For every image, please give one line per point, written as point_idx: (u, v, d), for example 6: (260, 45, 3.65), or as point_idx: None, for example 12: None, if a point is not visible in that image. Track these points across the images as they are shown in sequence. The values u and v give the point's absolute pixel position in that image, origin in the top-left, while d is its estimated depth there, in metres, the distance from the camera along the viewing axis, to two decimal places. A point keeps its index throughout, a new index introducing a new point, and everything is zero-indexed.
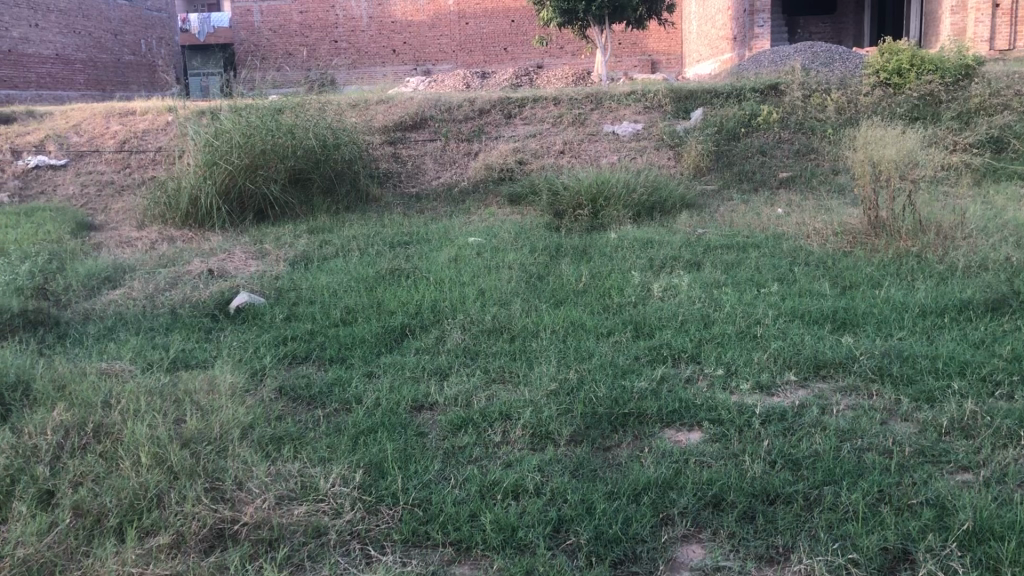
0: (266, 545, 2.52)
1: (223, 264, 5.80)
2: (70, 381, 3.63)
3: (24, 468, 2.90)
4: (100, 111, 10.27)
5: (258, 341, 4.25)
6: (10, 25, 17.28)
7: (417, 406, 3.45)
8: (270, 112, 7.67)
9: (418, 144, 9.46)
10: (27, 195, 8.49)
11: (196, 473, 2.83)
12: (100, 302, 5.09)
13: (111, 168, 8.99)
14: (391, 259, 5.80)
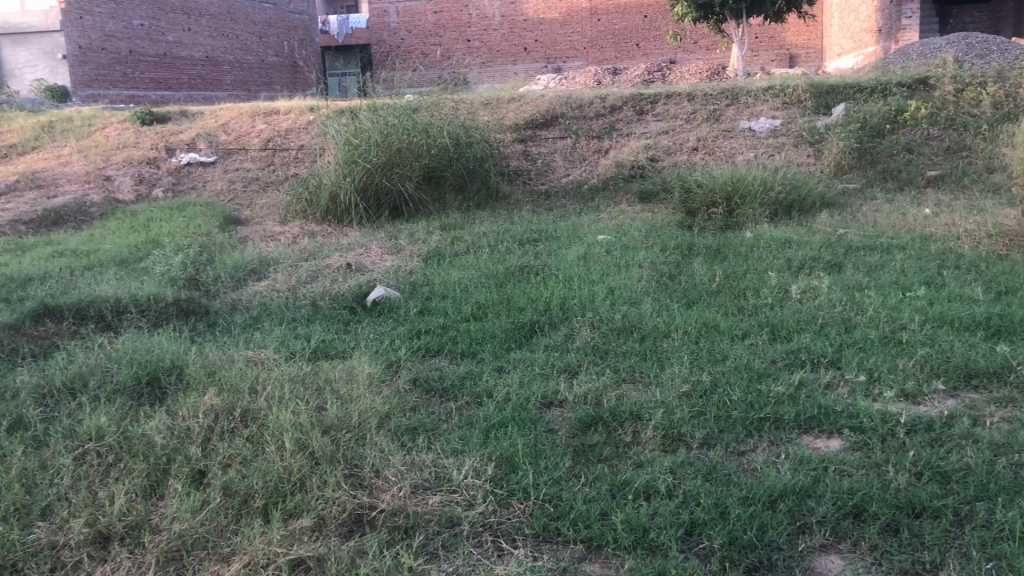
0: (402, 532, 2.60)
1: (360, 258, 5.99)
2: (220, 367, 3.84)
3: (179, 448, 3.10)
4: (246, 111, 10.78)
5: (393, 334, 4.37)
6: (166, 29, 18.33)
7: (547, 402, 3.47)
8: (406, 112, 7.86)
9: (549, 141, 9.52)
10: (180, 191, 9.01)
11: (336, 459, 2.94)
12: (246, 292, 5.35)
13: (256, 165, 9.43)
14: (521, 255, 5.85)
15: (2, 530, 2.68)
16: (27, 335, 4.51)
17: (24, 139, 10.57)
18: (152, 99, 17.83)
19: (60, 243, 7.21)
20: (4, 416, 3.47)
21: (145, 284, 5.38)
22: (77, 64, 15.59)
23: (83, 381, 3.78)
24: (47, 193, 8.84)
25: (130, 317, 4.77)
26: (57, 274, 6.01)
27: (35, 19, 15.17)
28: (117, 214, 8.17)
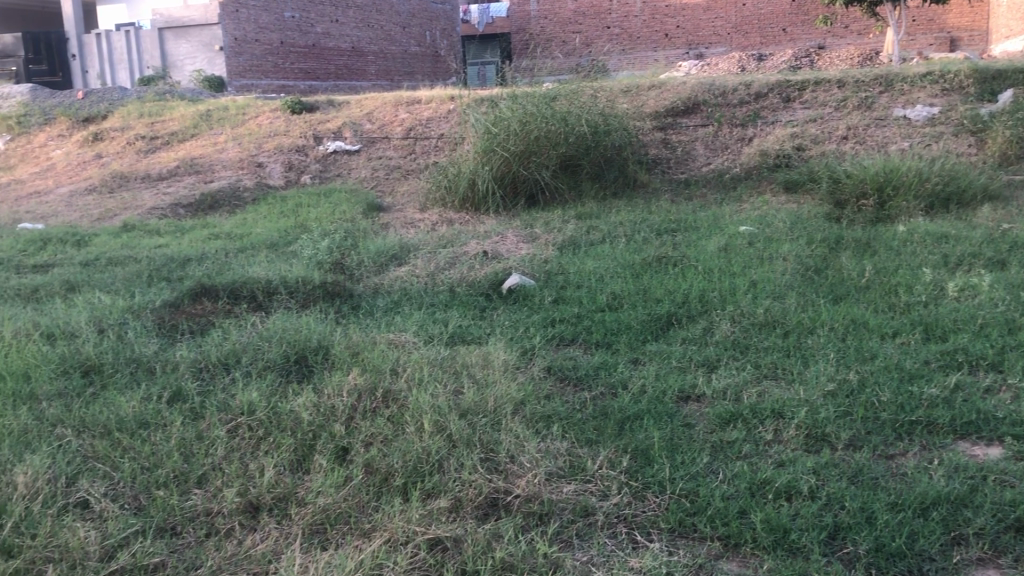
0: (536, 518, 2.63)
1: (496, 246, 6.07)
2: (363, 349, 3.97)
3: (324, 426, 3.23)
4: (389, 100, 11.05)
5: (528, 321, 4.40)
6: (315, 21, 19.00)
7: (683, 396, 3.42)
8: (546, 100, 7.87)
9: (690, 129, 9.35)
10: (326, 178, 9.37)
11: (472, 443, 3.00)
12: (388, 277, 5.51)
13: (398, 153, 9.68)
14: (659, 246, 5.78)
15: (163, 495, 2.87)
16: (186, 313, 4.80)
17: (184, 127, 11.20)
18: (301, 89, 18.57)
19: (216, 226, 7.62)
20: (165, 388, 3.70)
21: (293, 267, 5.62)
22: (233, 55, 16.40)
23: (236, 357, 3.99)
24: (205, 179, 9.35)
25: (280, 297, 5.00)
26: (213, 255, 6.36)
27: (197, 12, 16.09)
28: (267, 199, 8.57)
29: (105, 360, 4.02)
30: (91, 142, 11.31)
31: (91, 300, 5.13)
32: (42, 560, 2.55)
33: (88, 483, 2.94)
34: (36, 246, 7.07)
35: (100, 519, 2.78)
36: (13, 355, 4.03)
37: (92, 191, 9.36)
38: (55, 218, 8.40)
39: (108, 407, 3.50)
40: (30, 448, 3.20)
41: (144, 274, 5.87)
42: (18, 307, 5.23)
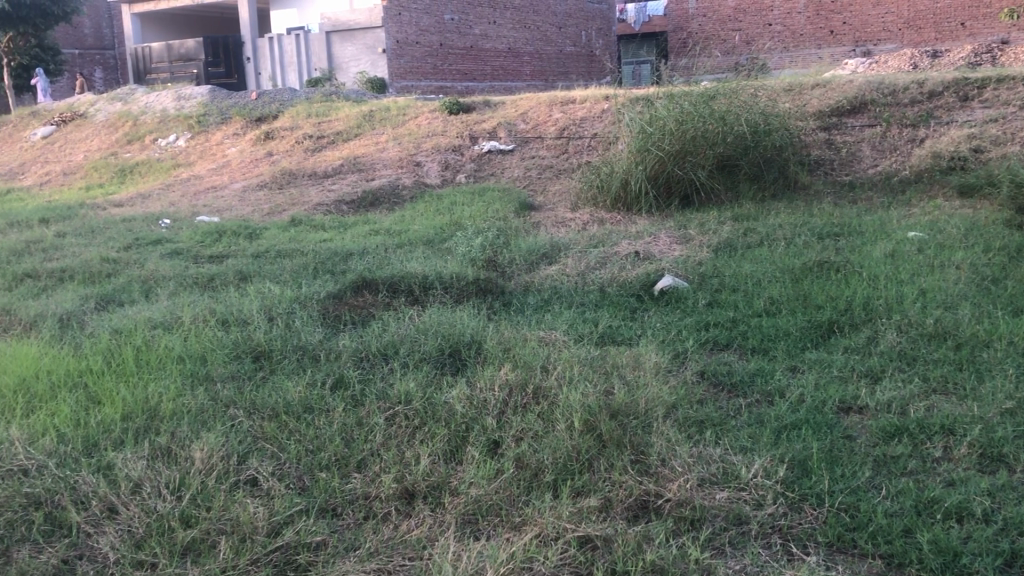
0: (688, 524, 2.60)
1: (648, 246, 6.02)
2: (515, 345, 4.03)
3: (477, 419, 3.30)
4: (544, 100, 11.14)
5: (680, 324, 4.34)
6: (473, 23, 19.37)
7: (844, 407, 3.29)
8: (704, 98, 7.71)
9: (855, 129, 8.97)
10: (481, 176, 9.57)
11: (623, 444, 3.00)
12: (539, 275, 5.56)
13: (551, 153, 9.76)
14: (820, 250, 5.57)
15: (325, 478, 3.03)
16: (349, 304, 5.02)
17: (348, 126, 11.69)
18: (459, 89, 19.01)
19: (375, 223, 7.92)
20: (328, 375, 3.89)
21: (449, 263, 5.77)
22: (394, 57, 16.97)
23: (394, 349, 4.14)
24: (367, 177, 9.73)
25: (435, 292, 5.14)
26: (373, 250, 6.60)
27: (362, 16, 16.75)
28: (424, 197, 8.83)
29: (274, 347, 4.26)
30: (263, 141, 11.97)
31: (262, 290, 5.43)
32: (216, 532, 2.74)
33: (257, 462, 3.13)
34: (213, 238, 7.56)
35: (267, 496, 2.95)
36: (192, 339, 4.33)
37: (263, 186, 9.91)
38: (230, 212, 8.94)
39: (275, 391, 3.71)
40: (206, 426, 3.43)
41: (309, 266, 6.17)
42: (197, 295, 5.61)
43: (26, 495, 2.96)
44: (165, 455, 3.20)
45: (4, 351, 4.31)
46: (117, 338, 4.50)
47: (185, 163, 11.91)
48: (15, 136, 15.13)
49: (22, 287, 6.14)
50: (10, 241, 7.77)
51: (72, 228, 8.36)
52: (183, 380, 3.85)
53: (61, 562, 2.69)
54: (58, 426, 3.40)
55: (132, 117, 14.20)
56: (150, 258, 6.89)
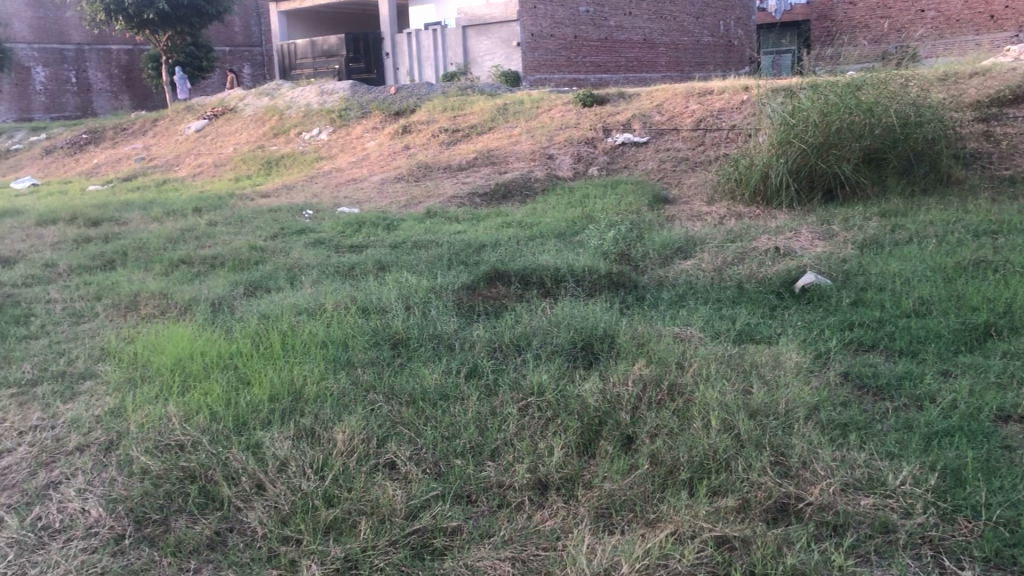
0: (830, 529, 2.55)
1: (788, 242, 5.84)
2: (650, 340, 3.99)
3: (610, 413, 3.30)
4: (680, 91, 10.97)
5: (823, 324, 4.20)
6: (609, 15, 19.29)
7: (1002, 416, 3.11)
8: (850, 88, 7.42)
9: (1017, 120, 8.42)
10: (614, 168, 9.51)
11: (762, 445, 2.94)
12: (674, 270, 5.48)
13: (687, 145, 9.60)
14: (976, 249, 5.27)
15: (460, 465, 3.09)
16: (483, 295, 5.10)
17: (483, 119, 11.84)
18: (593, 82, 18.95)
19: (508, 215, 7.99)
20: (463, 365, 3.96)
21: (582, 256, 5.76)
22: (529, 50, 17.06)
23: (527, 340, 4.17)
24: (500, 169, 9.83)
25: (568, 286, 5.15)
26: (505, 242, 6.67)
27: (498, 10, 16.98)
28: (557, 190, 8.86)
29: (411, 335, 4.37)
30: (400, 134, 12.26)
31: (399, 280, 5.57)
32: (356, 513, 2.85)
33: (395, 446, 3.22)
34: (353, 229, 7.81)
35: (405, 480, 3.05)
36: (334, 325, 4.49)
37: (400, 179, 10.15)
38: (369, 204, 9.22)
39: (412, 378, 3.81)
40: (347, 409, 3.55)
41: (444, 257, 6.29)
42: (338, 283, 5.82)
43: (182, 468, 3.14)
44: (309, 435, 3.34)
45: (163, 333, 4.59)
46: (265, 323, 4.72)
47: (327, 156, 12.37)
48: (171, 130, 16.05)
49: (178, 272, 6.52)
50: (168, 229, 8.26)
51: (223, 217, 8.80)
52: (325, 365, 4.01)
53: (214, 534, 2.86)
54: (211, 404, 3.59)
55: (278, 111, 14.84)
56: (294, 247, 7.20)
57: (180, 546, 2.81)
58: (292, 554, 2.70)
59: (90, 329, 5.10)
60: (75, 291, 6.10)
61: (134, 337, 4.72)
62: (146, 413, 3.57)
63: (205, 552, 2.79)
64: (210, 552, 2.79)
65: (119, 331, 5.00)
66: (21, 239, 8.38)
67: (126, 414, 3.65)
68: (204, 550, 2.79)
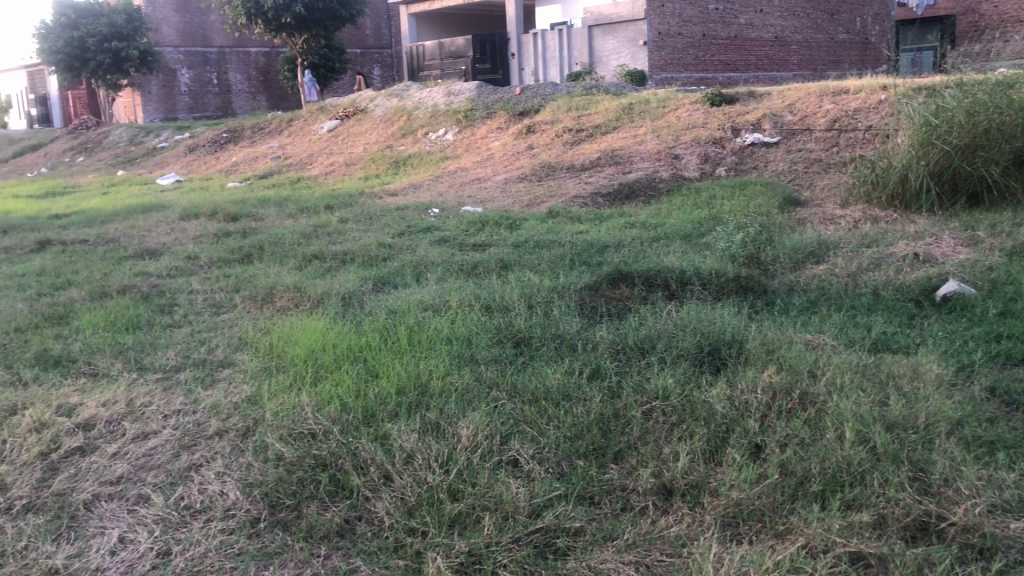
0: (976, 552, 2.48)
1: (929, 248, 5.58)
2: (780, 347, 3.89)
3: (738, 420, 3.25)
4: (814, 91, 10.62)
5: (966, 334, 3.99)
6: (738, 13, 18.89)
7: None
8: (1000, 86, 7.01)
9: None
10: (742, 169, 9.31)
11: (900, 459, 2.87)
12: (805, 274, 5.31)
13: (820, 146, 9.30)
14: None
15: (583, 465, 3.10)
16: (606, 296, 5.07)
17: (608, 119, 11.77)
18: (722, 81, 18.59)
19: (632, 216, 7.93)
20: (586, 365, 3.95)
21: (708, 259, 5.66)
22: (656, 49, 16.87)
23: (651, 343, 4.13)
24: (624, 169, 9.76)
25: (694, 288, 5.08)
26: (629, 243, 6.62)
27: (625, 10, 16.92)
28: (682, 190, 8.75)
29: (534, 334, 4.40)
30: (525, 134, 12.34)
31: (523, 279, 5.61)
32: (480, 508, 2.89)
33: (518, 444, 3.25)
34: (477, 228, 7.91)
35: (528, 478, 3.07)
36: (459, 322, 4.56)
37: (523, 178, 10.21)
38: (492, 203, 9.32)
39: (535, 377, 3.83)
40: (471, 406, 3.60)
41: (567, 257, 6.29)
42: (462, 281, 5.91)
43: (314, 456, 3.26)
44: (434, 429, 3.41)
45: (296, 325, 4.76)
46: (392, 318, 4.84)
47: (452, 156, 12.58)
48: (305, 130, 16.65)
49: (310, 267, 6.76)
50: (300, 225, 8.57)
51: (353, 215, 9.08)
52: (450, 360, 4.07)
53: (343, 521, 2.95)
54: (341, 395, 3.70)
55: (406, 111, 15.18)
56: (420, 244, 7.35)
57: (312, 531, 2.91)
58: (418, 546, 2.76)
59: (229, 319, 5.36)
60: (215, 283, 6.41)
61: (270, 328, 4.92)
62: (280, 403, 3.73)
63: (335, 538, 2.88)
64: (340, 539, 2.88)
65: (255, 322, 5.23)
66: (166, 232, 8.86)
67: (261, 402, 3.81)
68: (334, 536, 2.89)
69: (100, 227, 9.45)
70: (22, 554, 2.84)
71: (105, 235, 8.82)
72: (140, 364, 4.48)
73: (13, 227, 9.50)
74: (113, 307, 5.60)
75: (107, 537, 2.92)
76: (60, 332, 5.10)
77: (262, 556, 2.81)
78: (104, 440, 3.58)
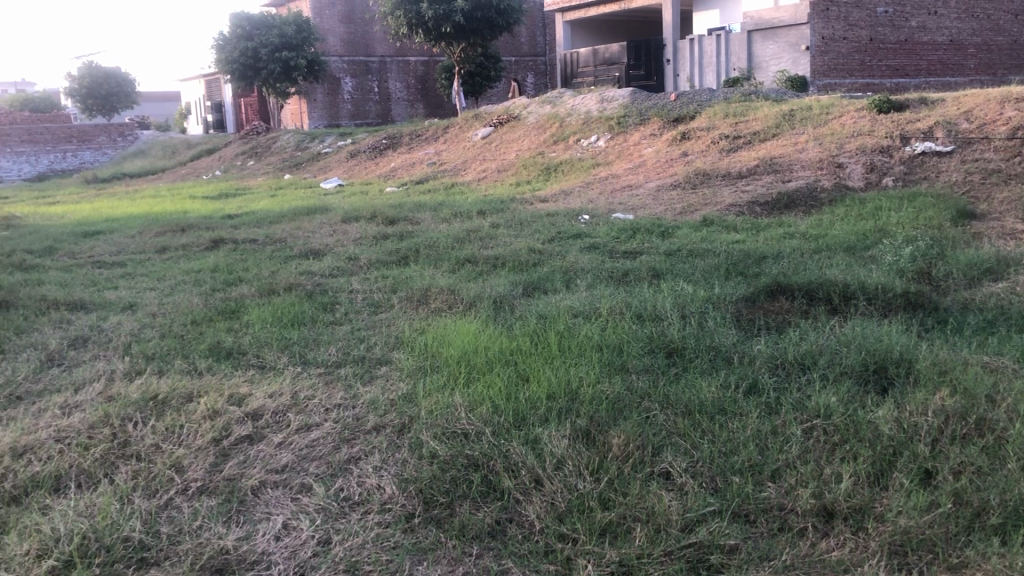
0: None
1: None
2: (953, 368, 3.69)
3: (907, 443, 3.11)
4: (994, 97, 9.96)
5: None
6: (910, 15, 17.91)
7: None
8: None
9: None
10: (911, 180, 8.86)
11: None
12: (981, 292, 5.00)
13: (999, 156, 8.71)
14: None
15: (739, 482, 3.01)
16: (763, 309, 4.93)
17: (767, 126, 11.45)
18: (888, 86, 17.86)
19: (791, 226, 7.67)
20: (742, 379, 3.85)
21: (873, 273, 5.41)
22: (819, 54, 16.28)
23: (812, 359, 3.98)
24: (783, 178, 9.47)
25: (858, 304, 4.87)
26: (788, 254, 6.41)
27: (786, 13, 16.41)
28: (845, 201, 8.39)
29: (687, 345, 4.32)
30: (679, 141, 12.17)
31: (676, 288, 5.53)
32: (631, 519, 2.87)
33: (671, 456, 3.21)
34: (628, 235, 7.87)
35: (681, 491, 3.02)
36: (610, 330, 4.55)
37: (677, 186, 10.07)
38: (644, 210, 9.24)
39: (689, 389, 3.76)
40: (622, 415, 3.58)
41: (721, 267, 6.16)
42: (613, 288, 5.88)
43: (467, 456, 3.32)
44: (585, 436, 3.41)
45: (450, 326, 4.88)
46: (542, 323, 4.88)
47: (604, 162, 12.55)
48: (460, 136, 17.05)
49: (463, 270, 6.91)
50: (455, 229, 8.78)
51: (505, 220, 9.20)
52: (600, 368, 4.06)
53: (494, 523, 2.98)
54: (493, 397, 3.77)
55: (559, 118, 15.27)
56: (571, 250, 7.38)
57: (464, 530, 2.96)
58: (567, 552, 2.76)
59: (386, 318, 5.55)
60: (374, 283, 6.66)
61: (425, 329, 5.06)
62: (435, 401, 3.82)
63: (486, 538, 2.92)
64: (491, 539, 2.92)
65: (411, 322, 5.39)
66: (328, 233, 9.27)
67: (416, 400, 3.92)
68: (484, 537, 2.93)
69: (269, 227, 10.00)
70: (197, 533, 3.00)
71: (273, 234, 9.32)
72: (304, 359, 4.70)
73: (191, 226, 10.18)
74: (279, 303, 5.90)
75: (272, 523, 3.06)
76: (232, 325, 5.42)
77: (417, 551, 2.88)
78: (271, 430, 3.78)
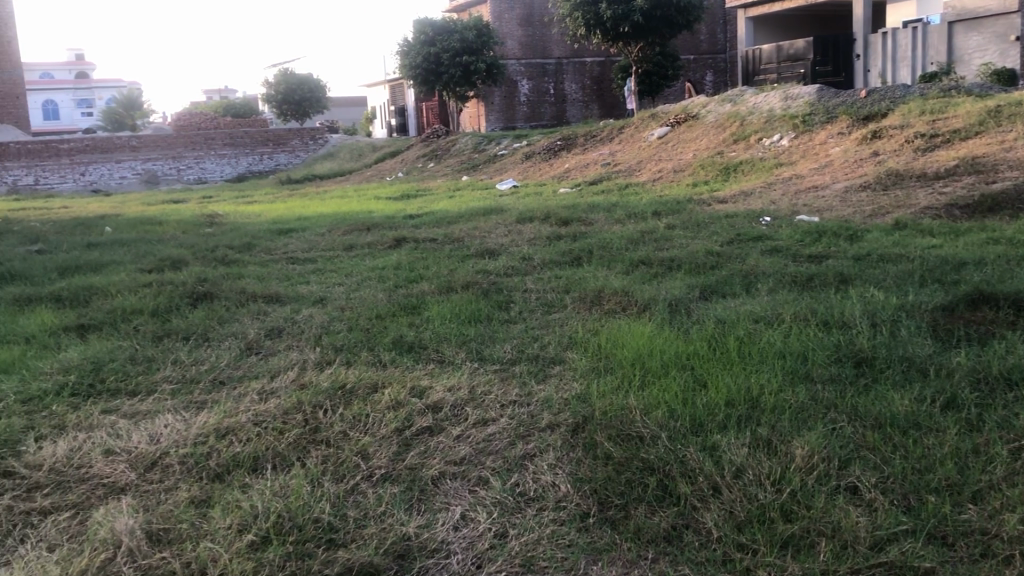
0: None
1: None
2: None
3: None
4: None
5: None
6: None
7: None
8: None
9: None
10: None
11: None
12: None
13: None
14: None
15: (935, 501, 2.83)
16: (964, 318, 4.60)
17: (969, 123, 10.67)
18: None
19: (996, 230, 7.12)
20: (939, 393, 3.62)
21: None
22: None
23: (1021, 373, 3.69)
24: (987, 178, 8.80)
25: None
26: (992, 260, 5.96)
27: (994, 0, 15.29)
28: None
29: (878, 354, 4.10)
30: (869, 140, 11.58)
31: (865, 295, 5.27)
32: (816, 533, 2.76)
33: (859, 470, 3.05)
34: (813, 238, 7.55)
35: (871, 508, 2.87)
36: (793, 337, 4.38)
37: (867, 187, 9.57)
38: (830, 212, 8.85)
39: (880, 401, 3.57)
40: (807, 424, 3.44)
41: (916, 273, 5.81)
42: (796, 293, 5.67)
43: (643, 460, 3.29)
44: (766, 445, 3.30)
45: (624, 328, 4.86)
46: (720, 327, 4.76)
47: (787, 162, 12.10)
48: (636, 137, 16.94)
49: (638, 272, 6.86)
50: (630, 231, 8.72)
51: (681, 221, 9.04)
52: (782, 376, 3.92)
53: (670, 527, 2.93)
54: (669, 401, 3.71)
55: (740, 117, 14.86)
56: (751, 253, 7.16)
57: (639, 533, 2.93)
58: (747, 563, 2.67)
59: (560, 318, 5.59)
60: (549, 283, 6.72)
61: (599, 330, 5.07)
62: (609, 403, 3.81)
63: (662, 543, 2.87)
64: (666, 544, 2.87)
65: (586, 323, 5.40)
66: (504, 234, 9.43)
67: (591, 400, 3.92)
68: (660, 541, 2.88)
69: (447, 227, 10.30)
70: (381, 518, 3.12)
71: (452, 234, 9.58)
72: (481, 355, 4.81)
73: (375, 225, 10.63)
74: (457, 300, 6.06)
75: (450, 513, 3.15)
76: (414, 320, 5.63)
77: (592, 551, 2.88)
78: (450, 423, 3.89)
